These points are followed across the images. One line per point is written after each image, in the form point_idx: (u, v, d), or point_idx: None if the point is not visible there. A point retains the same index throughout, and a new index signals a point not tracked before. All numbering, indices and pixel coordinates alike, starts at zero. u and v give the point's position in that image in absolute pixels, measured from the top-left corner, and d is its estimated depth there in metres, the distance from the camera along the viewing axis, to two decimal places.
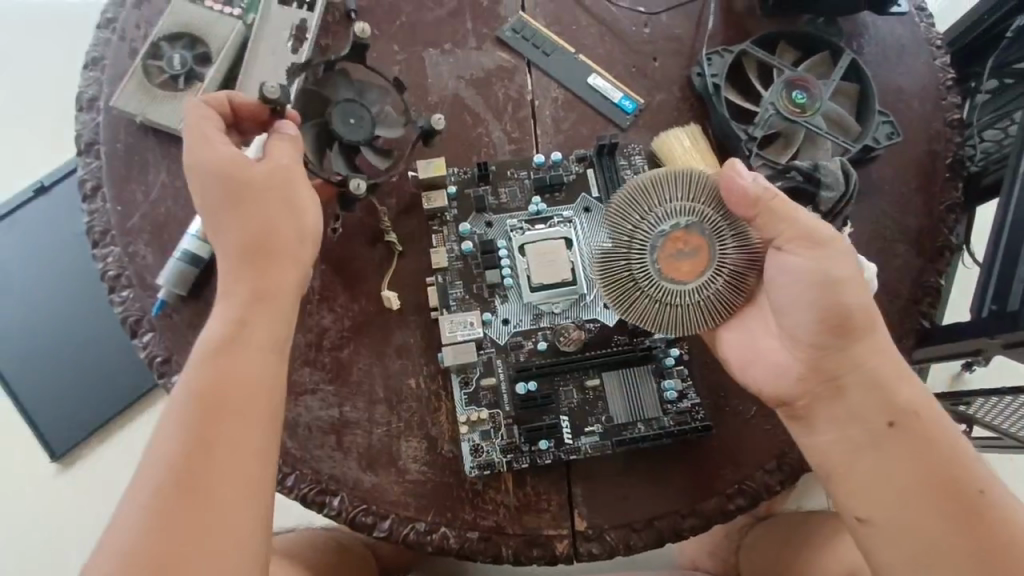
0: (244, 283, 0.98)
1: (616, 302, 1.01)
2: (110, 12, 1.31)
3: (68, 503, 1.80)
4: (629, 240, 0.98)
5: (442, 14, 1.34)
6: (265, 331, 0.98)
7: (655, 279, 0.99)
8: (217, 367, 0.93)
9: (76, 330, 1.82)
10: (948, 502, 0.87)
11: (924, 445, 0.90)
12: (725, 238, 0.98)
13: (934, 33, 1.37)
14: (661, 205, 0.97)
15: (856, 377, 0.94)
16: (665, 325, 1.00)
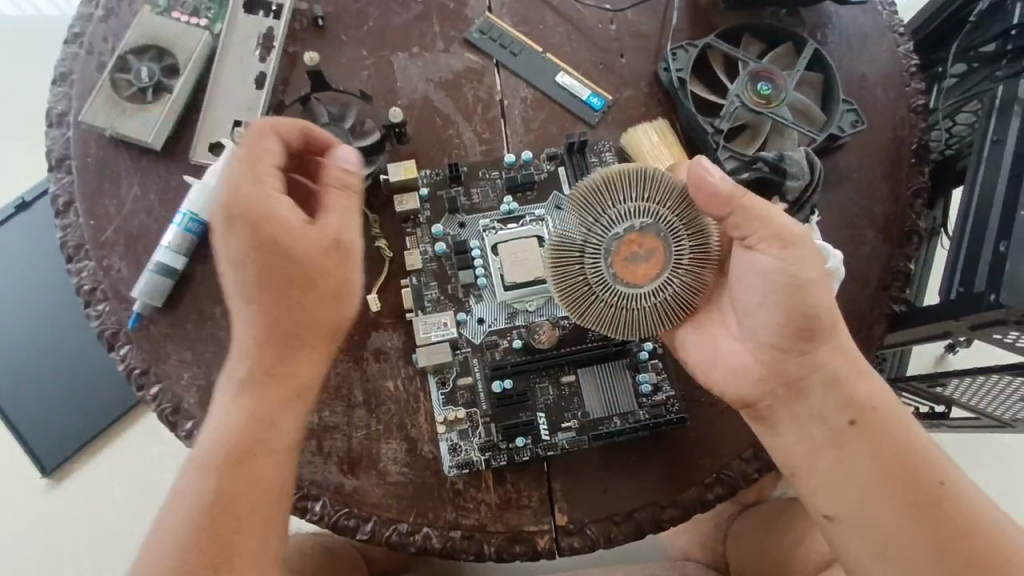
0: (256, 372, 0.97)
1: (571, 307, 1.01)
2: (77, 27, 1.31)
3: (59, 517, 1.80)
4: (582, 241, 0.98)
5: (409, 18, 1.35)
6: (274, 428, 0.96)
7: (610, 283, 0.99)
8: (221, 468, 0.92)
9: (60, 344, 1.82)
10: (906, 495, 0.89)
11: (882, 439, 0.92)
12: (680, 238, 0.98)
13: (897, 20, 1.38)
14: (616, 206, 0.97)
15: (817, 377, 0.96)
16: (619, 330, 1.01)
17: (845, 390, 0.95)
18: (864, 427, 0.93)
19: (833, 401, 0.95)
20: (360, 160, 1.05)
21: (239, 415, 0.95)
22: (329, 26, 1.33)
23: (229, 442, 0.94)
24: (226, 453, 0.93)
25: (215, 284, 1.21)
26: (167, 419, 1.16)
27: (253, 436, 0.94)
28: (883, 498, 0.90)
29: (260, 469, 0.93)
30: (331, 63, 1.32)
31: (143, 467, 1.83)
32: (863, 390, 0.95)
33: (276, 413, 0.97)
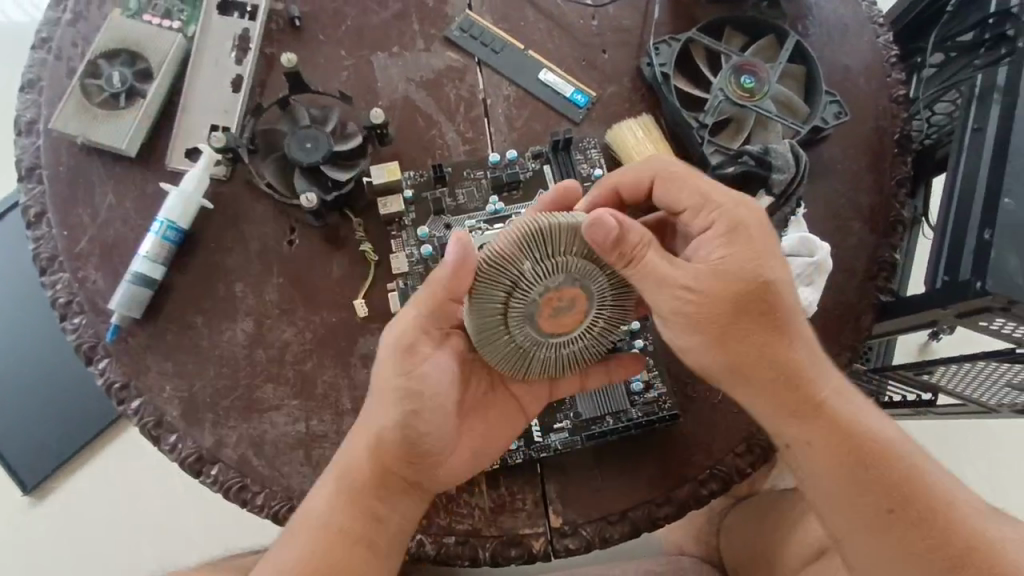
0: (343, 462, 0.96)
1: (497, 358, 0.96)
2: (44, 32, 1.27)
3: (43, 536, 1.76)
4: (501, 306, 0.88)
5: (388, 17, 1.32)
6: (372, 516, 0.95)
7: (541, 341, 0.92)
8: (318, 549, 0.92)
9: (39, 358, 1.78)
10: (871, 483, 0.90)
11: (846, 427, 0.92)
12: (598, 278, 0.89)
13: (876, 11, 1.39)
14: (531, 270, 0.85)
15: (804, 371, 0.92)
16: (544, 369, 0.98)
17: (802, 383, 0.93)
18: (828, 417, 0.92)
19: (798, 396, 0.93)
20: (467, 245, 0.86)
21: (331, 499, 0.95)
22: (306, 26, 1.30)
23: (316, 525, 0.94)
24: (314, 535, 0.93)
25: (195, 293, 1.18)
26: (150, 433, 1.13)
27: (336, 526, 0.94)
28: (852, 489, 0.90)
29: (346, 556, 0.93)
30: (309, 65, 1.29)
31: (128, 481, 1.79)
32: (820, 381, 0.94)
33: (369, 501, 0.95)
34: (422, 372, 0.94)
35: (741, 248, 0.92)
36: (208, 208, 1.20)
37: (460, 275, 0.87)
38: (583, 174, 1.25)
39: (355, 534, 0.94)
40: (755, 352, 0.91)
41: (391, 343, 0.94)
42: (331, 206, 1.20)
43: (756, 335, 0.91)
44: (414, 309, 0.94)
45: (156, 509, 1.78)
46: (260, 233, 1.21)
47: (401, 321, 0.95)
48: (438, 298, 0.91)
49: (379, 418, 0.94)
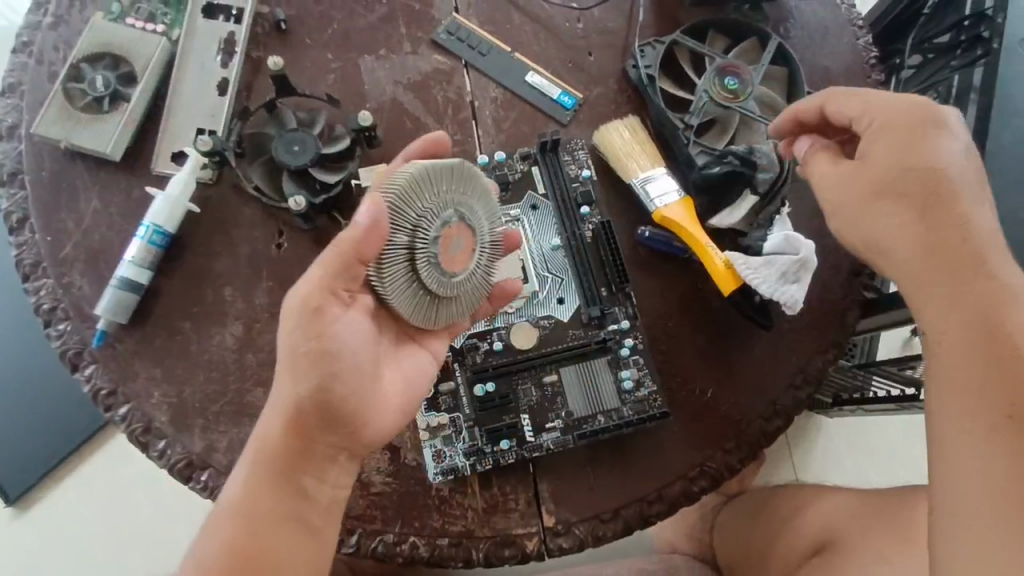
0: (255, 443, 0.92)
1: (411, 313, 0.96)
2: (25, 36, 1.26)
3: (26, 549, 1.73)
4: (406, 251, 0.92)
5: (374, 20, 1.33)
6: (296, 490, 0.92)
7: (446, 282, 0.96)
8: (241, 530, 0.89)
9: (21, 367, 1.75)
10: (995, 376, 0.82)
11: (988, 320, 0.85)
12: (482, 216, 0.98)
13: (855, 13, 1.41)
14: (423, 207, 0.91)
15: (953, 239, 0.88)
16: (450, 314, 1.01)
17: (959, 262, 0.88)
18: (972, 306, 0.86)
19: (949, 276, 0.88)
20: (381, 211, 0.86)
21: (250, 481, 0.91)
22: (292, 29, 1.30)
23: (231, 512, 0.90)
24: (230, 522, 0.90)
25: (183, 298, 1.17)
26: (138, 439, 1.12)
27: (254, 509, 0.90)
28: (976, 377, 0.83)
29: (270, 537, 0.90)
30: (296, 68, 1.29)
31: (114, 491, 1.77)
32: (987, 273, 0.87)
33: (285, 476, 0.92)
34: (331, 333, 0.90)
35: (891, 143, 0.92)
36: (195, 212, 1.19)
37: (372, 236, 0.86)
38: (571, 175, 1.26)
39: (282, 511, 0.91)
40: (928, 229, 0.89)
41: (297, 303, 0.90)
42: (320, 209, 1.20)
43: (941, 212, 0.89)
44: (323, 270, 0.89)
45: (144, 517, 1.76)
46: (248, 237, 1.20)
47: (307, 280, 0.91)
48: (345, 260, 0.88)
49: (287, 387, 0.90)
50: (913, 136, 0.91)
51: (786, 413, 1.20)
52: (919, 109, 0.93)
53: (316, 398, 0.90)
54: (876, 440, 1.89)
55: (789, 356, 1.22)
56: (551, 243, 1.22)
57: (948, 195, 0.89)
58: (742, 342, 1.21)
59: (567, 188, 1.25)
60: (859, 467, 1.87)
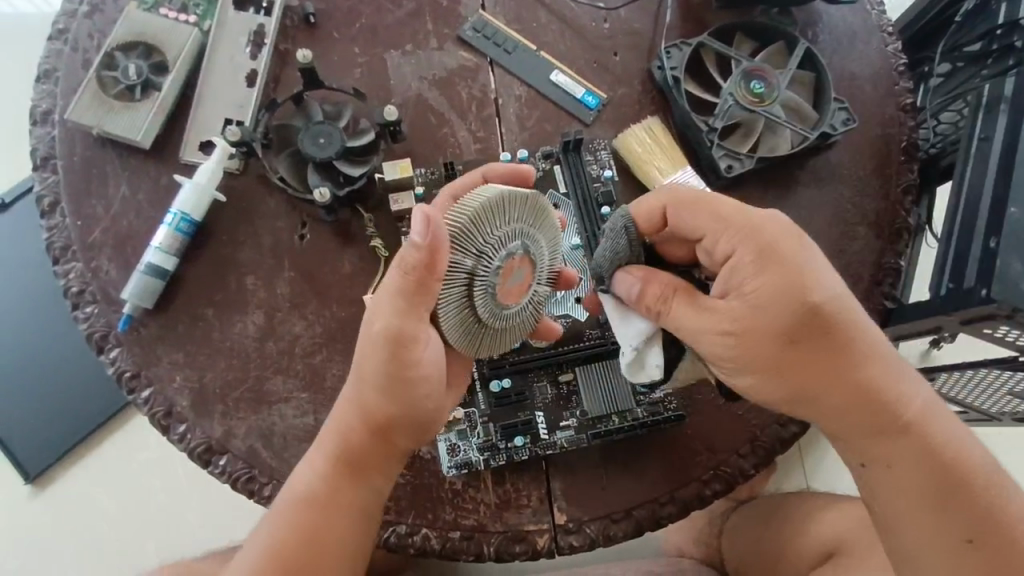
0: (332, 437, 0.97)
1: (459, 340, 0.96)
2: (61, 23, 1.28)
3: (44, 526, 1.77)
4: (467, 282, 0.91)
5: (402, 15, 1.34)
6: (362, 486, 0.98)
7: (497, 313, 0.96)
8: (304, 511, 0.96)
9: (46, 348, 1.79)
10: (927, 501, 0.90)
11: (903, 458, 0.91)
12: (542, 255, 0.99)
13: (885, 19, 1.40)
14: (489, 235, 0.90)
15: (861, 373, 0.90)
16: (495, 344, 1.01)
17: (872, 408, 0.91)
18: (893, 441, 0.92)
19: (876, 421, 0.91)
20: (437, 226, 0.80)
21: (318, 468, 0.97)
22: (320, 23, 1.31)
23: (300, 496, 0.96)
24: (295, 505, 0.96)
25: (206, 285, 1.19)
26: (159, 423, 1.14)
27: (324, 496, 0.96)
28: (921, 515, 0.90)
29: (336, 524, 0.96)
30: (324, 61, 1.30)
31: (133, 472, 1.80)
32: (901, 396, 0.91)
33: (358, 473, 0.97)
34: (415, 360, 0.89)
35: (775, 277, 0.87)
36: (221, 201, 1.21)
37: (438, 254, 0.81)
38: (593, 175, 1.26)
39: (344, 500, 0.97)
40: (847, 385, 0.90)
41: (380, 330, 0.87)
42: (343, 202, 1.21)
43: (855, 367, 0.89)
44: (400, 299, 0.85)
45: (158, 500, 1.79)
46: (272, 227, 1.22)
47: (382, 308, 0.87)
48: (407, 287, 0.83)
49: (369, 393, 0.93)
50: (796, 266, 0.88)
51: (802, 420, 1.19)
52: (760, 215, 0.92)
53: (394, 409, 0.93)
54: None
55: None
56: (571, 242, 1.22)
57: (855, 343, 0.89)
58: None
59: (588, 188, 1.24)
60: None
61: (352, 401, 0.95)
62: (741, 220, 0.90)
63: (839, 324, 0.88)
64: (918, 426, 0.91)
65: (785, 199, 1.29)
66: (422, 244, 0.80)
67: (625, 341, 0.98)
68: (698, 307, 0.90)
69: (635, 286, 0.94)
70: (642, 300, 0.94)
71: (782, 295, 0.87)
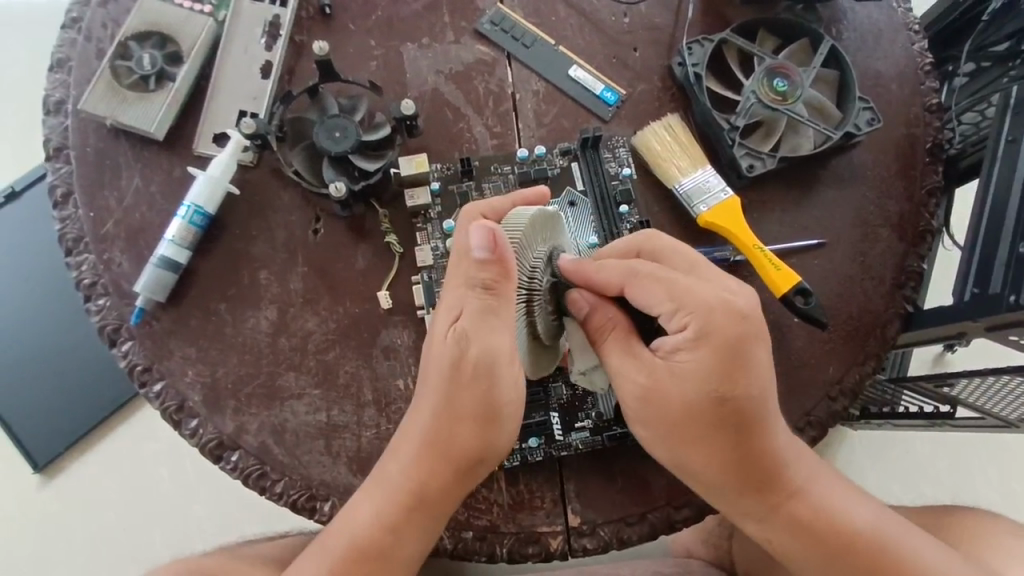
0: (402, 478, 0.95)
1: (525, 360, 1.04)
2: (75, 12, 1.27)
3: (53, 515, 1.77)
4: (525, 301, 1.00)
5: (419, 7, 1.31)
6: (417, 532, 0.97)
7: (549, 325, 1.06)
8: (354, 555, 0.95)
9: (54, 338, 1.78)
10: (827, 566, 0.96)
11: (806, 521, 0.97)
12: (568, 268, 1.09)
13: (912, 17, 1.37)
14: (535, 255, 1.00)
15: (753, 454, 0.95)
16: (546, 361, 1.09)
17: (776, 477, 0.97)
18: (791, 510, 0.97)
19: (770, 495, 0.97)
20: (498, 237, 0.87)
21: (375, 508, 0.96)
22: (336, 14, 1.29)
23: (365, 537, 0.95)
24: (360, 546, 0.95)
25: (219, 279, 1.18)
26: (171, 417, 1.13)
27: (390, 539, 0.96)
28: (819, 571, 0.97)
29: (400, 563, 0.97)
30: (339, 53, 1.28)
31: (140, 463, 1.80)
32: (790, 472, 0.97)
33: (427, 514, 0.96)
34: (499, 389, 0.92)
35: (708, 355, 0.91)
36: (235, 194, 1.20)
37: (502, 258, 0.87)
38: (610, 173, 1.25)
39: (398, 545, 0.96)
40: (754, 457, 0.95)
41: (471, 357, 0.91)
42: (358, 197, 1.19)
43: (751, 448, 0.95)
44: (491, 315, 0.90)
45: (165, 493, 1.78)
46: (286, 222, 1.20)
47: (474, 331, 0.90)
48: (489, 303, 0.90)
49: (453, 434, 0.94)
50: (730, 347, 0.91)
51: (820, 425, 1.19)
52: (721, 300, 0.92)
53: (467, 448, 0.94)
54: (902, 455, 1.85)
55: (825, 368, 1.20)
56: (588, 240, 1.21)
57: (766, 419, 0.94)
58: (780, 350, 1.21)
59: (606, 186, 1.24)
60: (882, 482, 1.83)
61: (422, 440, 0.95)
62: (703, 295, 0.92)
63: (753, 404, 0.93)
64: (808, 498, 0.98)
65: (806, 200, 1.27)
66: (488, 257, 0.87)
67: (575, 362, 1.04)
68: (628, 351, 0.95)
69: (585, 308, 0.98)
70: (587, 325, 0.98)
71: (710, 372, 0.92)
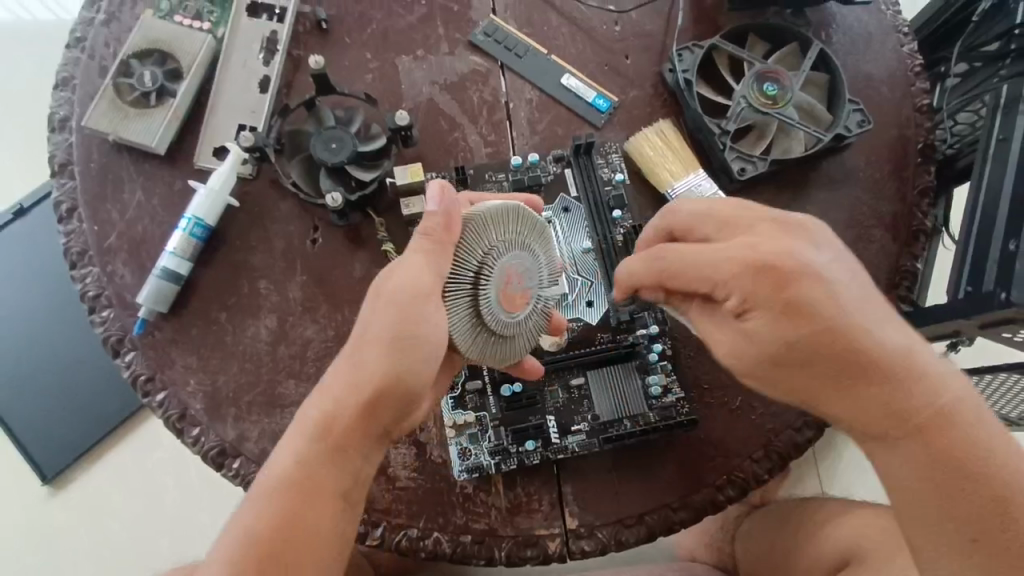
0: (323, 414, 0.89)
1: (463, 342, 0.94)
2: (79, 31, 1.30)
3: (62, 526, 1.79)
4: (470, 285, 0.93)
5: (413, 20, 1.34)
6: (346, 472, 0.90)
7: (497, 318, 0.95)
8: (282, 499, 0.87)
9: (61, 350, 1.81)
10: (938, 519, 0.78)
11: (923, 457, 0.80)
12: (545, 276, 1.01)
13: (901, 19, 1.38)
14: (495, 238, 0.95)
15: (853, 378, 0.82)
16: (503, 356, 0.99)
17: (886, 399, 0.81)
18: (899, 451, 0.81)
19: (880, 423, 0.82)
20: (448, 191, 0.92)
21: (299, 449, 0.89)
22: (332, 29, 1.32)
23: (288, 479, 0.88)
24: (286, 489, 0.87)
25: (220, 289, 1.20)
26: (173, 426, 1.15)
27: (312, 480, 0.88)
28: (926, 522, 0.78)
29: (324, 512, 0.88)
30: (335, 67, 1.31)
31: (147, 471, 1.82)
32: (916, 395, 0.81)
33: (353, 452, 0.90)
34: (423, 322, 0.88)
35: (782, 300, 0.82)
36: (234, 206, 1.22)
37: (447, 212, 0.91)
38: (604, 178, 1.26)
39: (327, 487, 0.88)
40: (859, 374, 0.82)
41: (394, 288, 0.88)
42: (355, 206, 1.21)
43: (859, 366, 0.81)
44: (423, 257, 0.89)
45: (171, 501, 1.80)
46: (284, 232, 1.22)
47: (407, 267, 0.89)
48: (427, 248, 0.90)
49: (366, 362, 0.88)
50: (798, 272, 0.82)
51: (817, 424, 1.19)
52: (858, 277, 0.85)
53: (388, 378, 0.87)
54: None
55: None
56: (582, 246, 1.22)
57: (865, 339, 0.81)
58: None
59: (599, 193, 1.25)
60: None
61: (347, 372, 0.89)
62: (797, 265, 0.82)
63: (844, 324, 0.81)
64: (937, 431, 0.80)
65: (798, 201, 1.28)
66: (437, 212, 0.91)
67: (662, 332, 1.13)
68: (707, 312, 0.92)
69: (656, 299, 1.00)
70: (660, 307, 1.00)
71: (764, 306, 0.83)
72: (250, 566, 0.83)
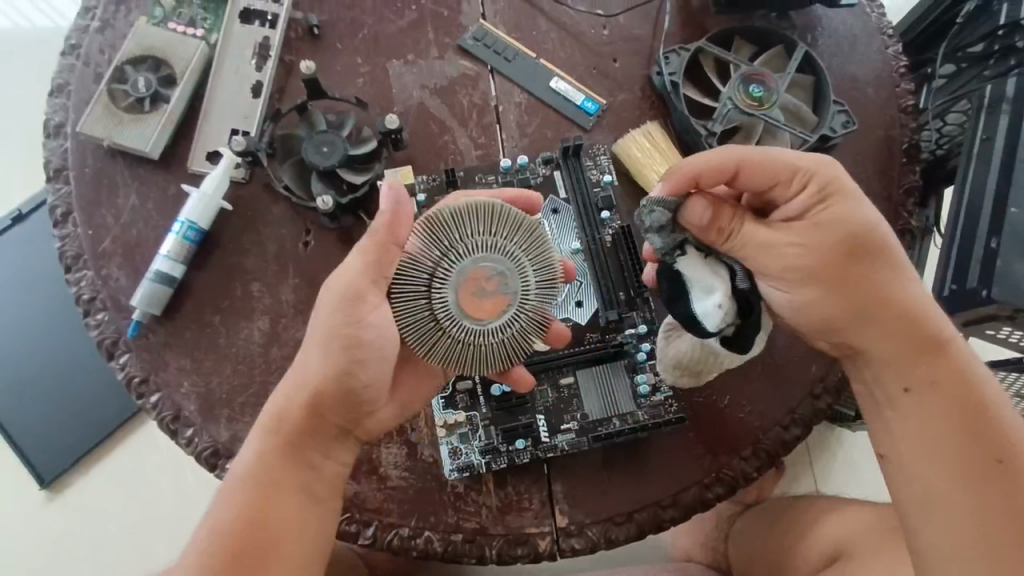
0: (279, 411, 0.96)
1: (414, 338, 0.92)
2: (74, 38, 1.32)
3: (59, 530, 1.80)
4: (425, 286, 0.91)
5: (404, 26, 1.36)
6: (306, 463, 0.96)
7: (456, 320, 0.91)
8: (251, 492, 0.93)
9: (58, 354, 1.83)
10: (960, 422, 0.92)
11: (949, 373, 0.94)
12: (529, 280, 0.92)
13: (886, 21, 1.40)
14: (460, 236, 0.91)
15: (894, 296, 0.94)
16: (461, 359, 0.93)
17: (898, 309, 0.94)
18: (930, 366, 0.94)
19: (902, 337, 0.95)
20: (397, 190, 0.94)
21: (261, 446, 0.95)
22: (324, 35, 1.34)
23: (254, 473, 0.94)
24: (253, 483, 0.94)
25: (214, 292, 1.21)
26: (168, 427, 1.16)
27: (275, 471, 0.95)
28: (941, 425, 0.92)
29: (290, 499, 0.94)
30: (327, 72, 1.33)
31: (143, 474, 1.83)
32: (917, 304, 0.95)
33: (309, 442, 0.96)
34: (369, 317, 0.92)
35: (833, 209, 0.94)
36: (227, 209, 1.24)
37: (396, 212, 0.93)
38: (592, 180, 1.28)
39: (291, 479, 0.95)
40: (878, 285, 0.94)
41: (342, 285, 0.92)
42: (346, 209, 1.23)
43: (889, 280, 0.94)
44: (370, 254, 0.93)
45: (168, 504, 1.81)
46: (277, 235, 1.24)
47: (355, 265, 0.93)
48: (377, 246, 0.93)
49: (312, 357, 0.95)
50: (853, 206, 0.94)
51: (804, 422, 1.20)
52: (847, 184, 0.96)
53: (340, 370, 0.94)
54: None
55: (807, 366, 1.22)
56: (571, 246, 1.23)
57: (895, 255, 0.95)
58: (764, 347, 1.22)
59: (588, 194, 1.26)
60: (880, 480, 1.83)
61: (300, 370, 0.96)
62: (857, 215, 0.94)
63: (893, 266, 0.94)
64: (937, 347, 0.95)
65: None
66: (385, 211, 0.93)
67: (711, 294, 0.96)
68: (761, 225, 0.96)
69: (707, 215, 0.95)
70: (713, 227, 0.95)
71: (819, 240, 0.93)
72: (224, 558, 0.89)
